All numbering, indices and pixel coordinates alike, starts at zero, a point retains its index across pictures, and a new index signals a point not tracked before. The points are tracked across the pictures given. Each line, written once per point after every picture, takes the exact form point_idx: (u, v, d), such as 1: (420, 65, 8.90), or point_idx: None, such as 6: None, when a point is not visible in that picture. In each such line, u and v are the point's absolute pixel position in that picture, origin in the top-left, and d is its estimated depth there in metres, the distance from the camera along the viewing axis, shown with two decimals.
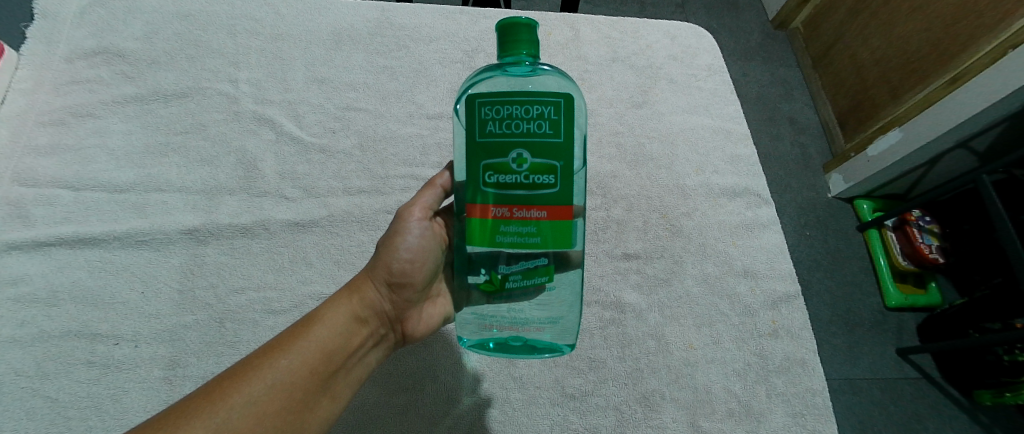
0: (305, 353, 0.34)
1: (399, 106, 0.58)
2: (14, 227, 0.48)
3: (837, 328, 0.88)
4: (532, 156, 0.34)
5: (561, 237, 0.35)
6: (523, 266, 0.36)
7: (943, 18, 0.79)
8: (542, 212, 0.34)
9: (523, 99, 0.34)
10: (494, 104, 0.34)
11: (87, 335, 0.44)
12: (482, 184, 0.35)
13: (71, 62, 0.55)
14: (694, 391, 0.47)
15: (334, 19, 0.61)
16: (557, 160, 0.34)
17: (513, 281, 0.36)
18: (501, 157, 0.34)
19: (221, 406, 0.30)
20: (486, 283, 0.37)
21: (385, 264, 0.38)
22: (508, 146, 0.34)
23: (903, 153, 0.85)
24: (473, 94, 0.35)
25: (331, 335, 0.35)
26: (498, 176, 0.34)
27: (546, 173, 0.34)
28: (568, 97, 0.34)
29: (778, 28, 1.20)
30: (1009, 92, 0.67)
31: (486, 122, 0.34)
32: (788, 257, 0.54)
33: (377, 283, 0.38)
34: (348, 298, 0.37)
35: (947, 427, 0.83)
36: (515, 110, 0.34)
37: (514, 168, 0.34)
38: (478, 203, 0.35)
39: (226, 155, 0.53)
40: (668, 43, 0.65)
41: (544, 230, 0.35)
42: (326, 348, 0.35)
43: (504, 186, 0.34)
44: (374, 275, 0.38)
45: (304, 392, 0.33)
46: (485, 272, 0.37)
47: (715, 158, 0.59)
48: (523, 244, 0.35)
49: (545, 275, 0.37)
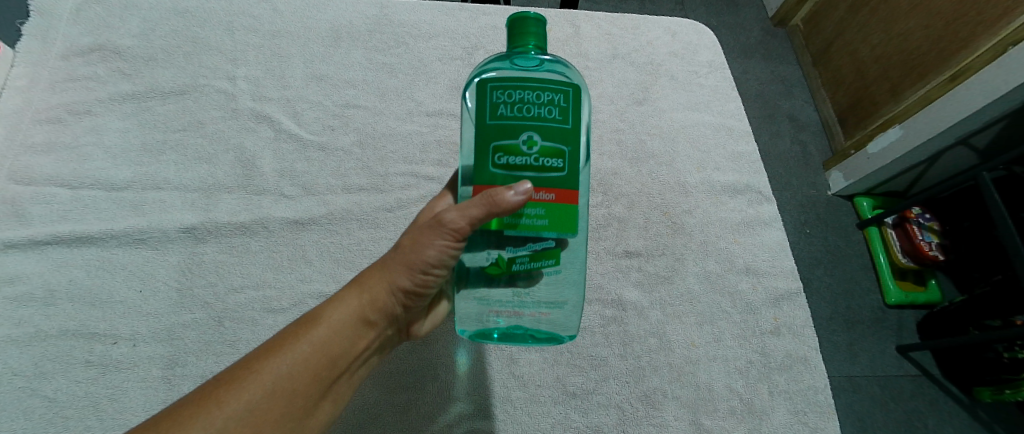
0: (307, 358, 0.32)
1: (398, 103, 0.57)
2: (12, 226, 0.47)
3: (837, 326, 0.88)
4: (543, 139, 0.33)
5: (569, 221, 0.34)
6: (530, 248, 0.35)
7: (942, 16, 0.79)
8: (550, 195, 0.33)
9: (535, 85, 0.34)
10: (505, 89, 0.33)
11: (85, 334, 0.44)
12: (491, 165, 0.33)
13: (67, 59, 0.54)
14: (696, 389, 0.47)
15: (333, 16, 0.60)
16: (566, 145, 0.34)
17: (519, 263, 0.35)
18: (512, 139, 0.33)
19: (216, 411, 0.29)
20: (491, 266, 0.36)
21: (407, 270, 0.34)
22: (519, 129, 0.33)
23: (903, 150, 0.84)
24: (484, 79, 0.34)
25: (336, 341, 0.33)
26: (509, 158, 0.33)
27: (556, 156, 0.33)
28: (577, 87, 0.34)
29: (778, 25, 1.19)
30: (1008, 90, 0.67)
31: (497, 105, 0.33)
32: (789, 255, 0.54)
33: (393, 289, 0.35)
34: (359, 301, 0.34)
35: (946, 424, 0.83)
36: (527, 95, 0.33)
37: (525, 150, 0.33)
38: (486, 184, 0.33)
39: (224, 153, 0.52)
40: (668, 39, 0.65)
41: (553, 213, 0.34)
42: (330, 354, 0.33)
43: (514, 167, 0.33)
44: (392, 279, 0.34)
45: (303, 397, 0.32)
46: (491, 254, 0.35)
47: (716, 155, 0.58)
48: (531, 225, 0.33)
49: (552, 258, 0.36)
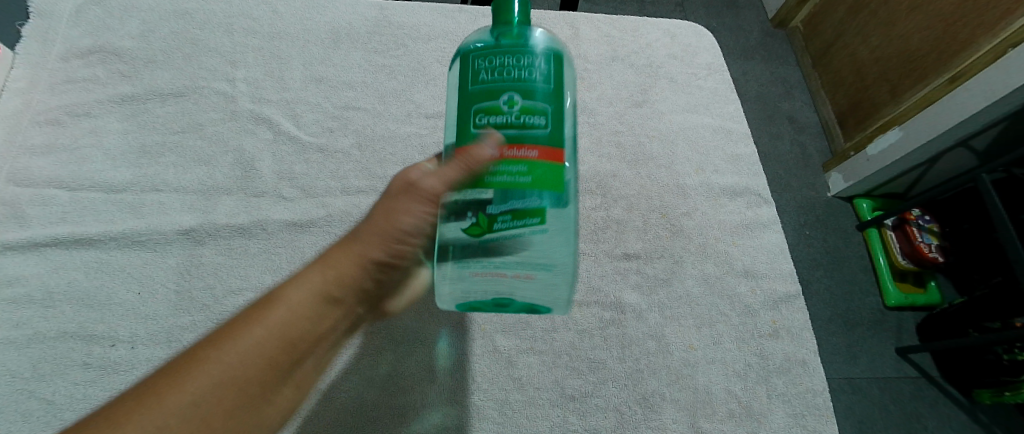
0: (265, 338, 0.31)
1: (397, 105, 0.57)
2: (11, 228, 0.47)
3: (837, 327, 0.87)
4: (524, 98, 0.31)
5: (554, 179, 0.31)
6: (512, 205, 0.31)
7: (942, 18, 0.79)
8: (533, 152, 0.31)
9: (517, 50, 0.32)
10: (486, 55, 0.32)
11: (84, 336, 0.44)
12: (472, 129, 0.32)
13: (67, 61, 0.54)
14: (695, 392, 0.47)
15: (333, 18, 0.60)
16: (550, 104, 0.32)
17: (501, 223, 0.31)
18: (493, 100, 0.32)
19: (159, 407, 0.27)
20: (471, 227, 0.32)
21: (382, 240, 0.35)
22: (500, 90, 0.32)
23: (904, 152, 0.84)
24: (466, 51, 0.34)
25: (298, 319, 0.32)
26: (490, 120, 0.31)
27: (539, 115, 0.31)
28: (559, 52, 0.33)
29: (778, 26, 1.19)
30: (1009, 91, 0.67)
31: (478, 72, 0.32)
32: (787, 258, 0.54)
33: (364, 263, 0.35)
34: (327, 275, 0.34)
35: (946, 426, 0.83)
36: (508, 59, 0.32)
37: (505, 110, 0.31)
38: (466, 146, 0.31)
39: (224, 155, 0.53)
40: (668, 41, 0.65)
41: (537, 171, 0.31)
42: (289, 334, 0.32)
43: (494, 129, 0.31)
44: (364, 252, 0.35)
45: (261, 383, 0.30)
46: (472, 214, 0.32)
47: (715, 157, 0.58)
48: (512, 183, 0.30)
49: (537, 217, 0.31)
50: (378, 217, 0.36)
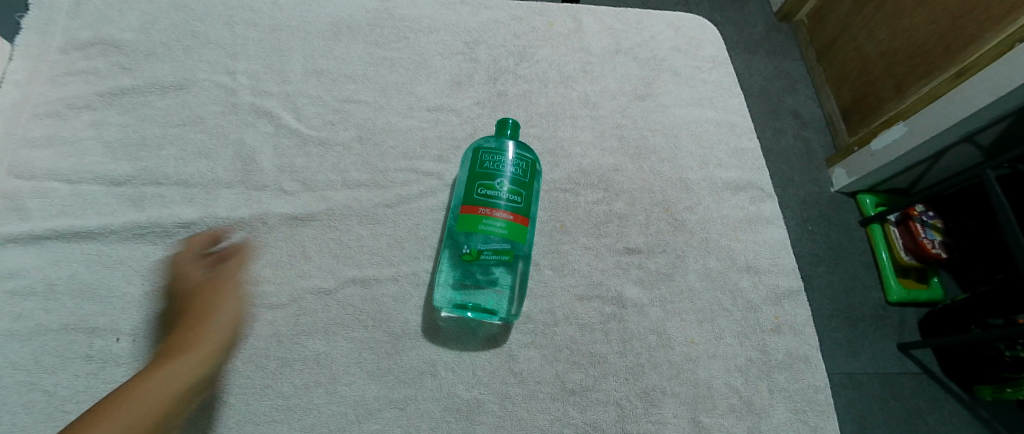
0: (131, 421, 0.35)
1: (399, 98, 0.57)
2: (11, 220, 0.47)
3: (838, 323, 0.87)
4: (512, 183, 0.45)
5: (521, 235, 0.45)
6: (494, 246, 0.44)
7: (948, 11, 0.78)
8: (509, 216, 0.44)
9: (510, 153, 0.47)
10: (490, 152, 0.47)
11: (85, 329, 0.44)
12: (473, 193, 0.45)
13: (66, 53, 0.54)
14: (696, 387, 0.47)
15: (334, 10, 0.60)
16: (525, 189, 0.46)
17: (485, 254, 0.44)
18: (491, 180, 0.45)
19: None
20: (466, 254, 0.44)
21: (218, 331, 0.43)
22: (496, 175, 0.45)
23: (909, 148, 0.84)
24: (477, 146, 0.48)
25: (161, 401, 0.37)
26: (487, 189, 0.45)
27: (518, 194, 0.45)
28: (536, 162, 0.48)
29: (783, 20, 1.18)
30: (1015, 87, 0.67)
31: (484, 162, 0.46)
32: (790, 253, 0.54)
33: (208, 350, 0.42)
34: (180, 361, 0.40)
35: (948, 422, 0.83)
36: (504, 158, 0.47)
37: (498, 187, 0.45)
38: (470, 204, 0.44)
39: (224, 148, 0.52)
40: (671, 34, 0.64)
41: (511, 228, 0.44)
42: (156, 414, 0.36)
43: (490, 195, 0.44)
44: (206, 342, 0.42)
45: None
46: (467, 246, 0.44)
47: (718, 151, 0.58)
48: (492, 232, 0.43)
49: (506, 256, 0.44)
50: (197, 320, 0.43)
